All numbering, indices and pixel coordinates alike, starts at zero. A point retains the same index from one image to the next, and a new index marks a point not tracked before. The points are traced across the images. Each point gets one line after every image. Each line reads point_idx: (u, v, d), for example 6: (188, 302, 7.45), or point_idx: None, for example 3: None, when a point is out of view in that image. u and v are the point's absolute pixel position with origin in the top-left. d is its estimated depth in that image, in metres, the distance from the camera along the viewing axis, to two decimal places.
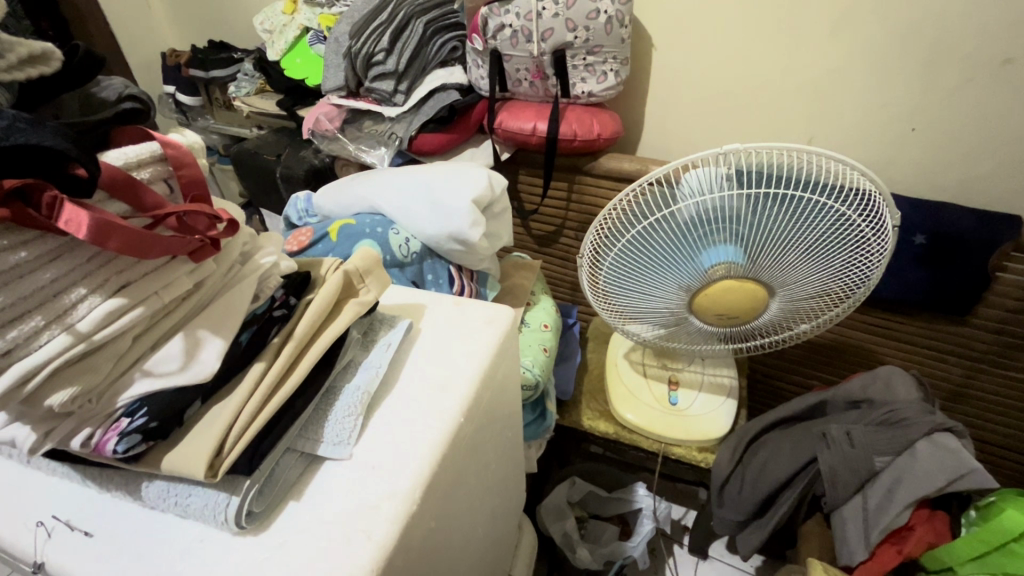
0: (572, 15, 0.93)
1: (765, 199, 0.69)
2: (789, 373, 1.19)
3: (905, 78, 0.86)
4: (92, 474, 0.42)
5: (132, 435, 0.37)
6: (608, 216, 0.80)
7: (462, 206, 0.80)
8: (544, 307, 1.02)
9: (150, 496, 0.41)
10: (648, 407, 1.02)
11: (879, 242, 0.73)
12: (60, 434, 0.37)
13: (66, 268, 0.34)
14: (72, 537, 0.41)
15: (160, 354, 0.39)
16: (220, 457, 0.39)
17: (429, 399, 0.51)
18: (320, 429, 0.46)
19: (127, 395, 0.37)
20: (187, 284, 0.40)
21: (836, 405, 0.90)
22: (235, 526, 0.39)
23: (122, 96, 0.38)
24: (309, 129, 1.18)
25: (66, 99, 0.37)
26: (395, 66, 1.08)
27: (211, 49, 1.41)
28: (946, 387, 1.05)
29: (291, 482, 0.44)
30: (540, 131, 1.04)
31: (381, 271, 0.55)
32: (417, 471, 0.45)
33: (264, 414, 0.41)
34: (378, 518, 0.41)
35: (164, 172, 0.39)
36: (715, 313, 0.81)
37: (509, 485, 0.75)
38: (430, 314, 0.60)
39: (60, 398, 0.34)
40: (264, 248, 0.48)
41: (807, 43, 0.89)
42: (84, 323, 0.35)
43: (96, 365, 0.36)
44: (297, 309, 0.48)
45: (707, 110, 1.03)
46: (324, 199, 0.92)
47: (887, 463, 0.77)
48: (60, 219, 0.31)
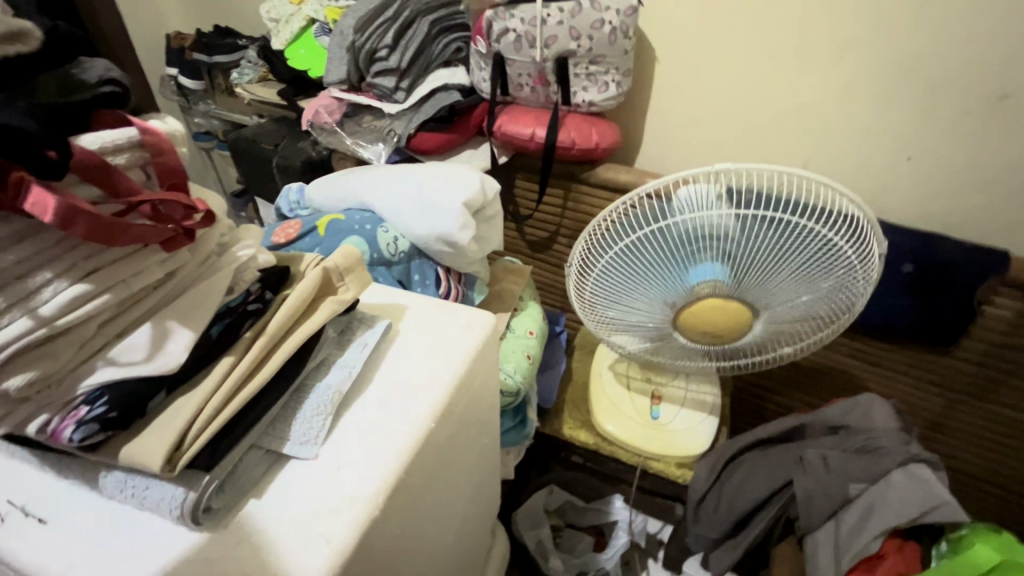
0: (577, 23, 0.93)
1: (753, 219, 0.69)
2: (772, 394, 1.19)
3: (901, 107, 0.87)
4: (52, 459, 0.42)
5: (90, 424, 0.36)
6: (597, 227, 0.80)
7: (454, 209, 0.80)
8: (531, 313, 1.02)
9: (108, 486, 0.40)
10: (628, 420, 1.02)
11: (866, 269, 0.72)
12: (15, 420, 0.36)
13: (30, 251, 0.34)
14: (26, 523, 0.40)
15: (126, 342, 0.38)
16: (180, 450, 0.38)
17: (401, 403, 0.50)
18: (288, 427, 0.45)
19: (88, 382, 0.37)
20: (159, 273, 0.40)
21: (814, 429, 0.89)
22: (190, 520, 0.38)
23: (103, 79, 0.37)
24: (308, 121, 1.17)
25: (43, 80, 0.35)
26: (398, 63, 1.08)
27: (216, 35, 1.41)
28: (927, 417, 1.05)
29: (254, 479, 0.43)
30: (538, 137, 1.04)
31: (362, 271, 0.54)
32: (383, 475, 0.44)
33: (230, 409, 0.40)
34: (339, 522, 0.41)
35: (142, 159, 0.38)
36: (699, 330, 0.80)
37: (483, 491, 0.74)
38: (411, 315, 0.60)
39: (16, 382, 0.34)
40: (243, 240, 0.48)
41: (807, 66, 0.90)
42: (47, 308, 0.34)
43: (58, 350, 0.35)
44: (272, 304, 0.47)
45: (705, 127, 1.03)
46: (316, 191, 0.92)
47: (862, 491, 0.77)
48: (27, 202, 0.31)
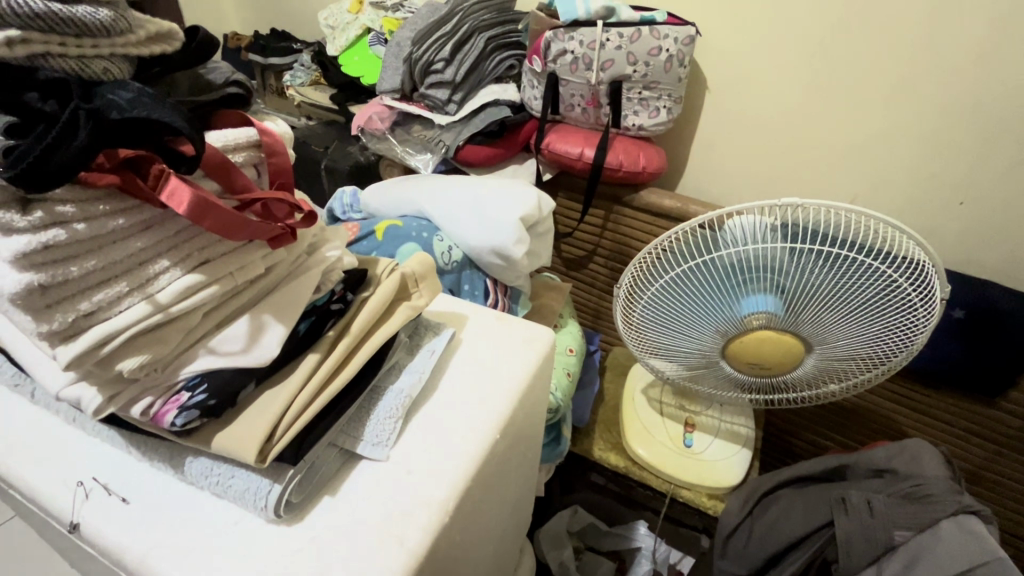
0: (635, 49, 0.94)
1: (811, 254, 0.69)
2: (803, 431, 1.17)
3: (961, 152, 0.86)
4: (137, 442, 0.43)
5: (191, 410, 0.37)
6: (650, 252, 0.81)
7: (509, 223, 0.81)
8: (570, 331, 1.02)
9: (192, 472, 0.41)
10: (661, 445, 1.01)
11: (926, 311, 0.71)
12: (122, 400, 0.37)
13: (154, 239, 0.35)
14: (110, 501, 0.41)
15: (225, 333, 0.40)
16: (270, 442, 0.39)
17: (467, 412, 0.51)
18: (361, 427, 0.46)
19: (190, 369, 0.38)
20: (260, 268, 0.41)
21: (858, 471, 0.88)
22: (273, 513, 0.39)
23: (229, 80, 0.39)
24: (359, 126, 1.19)
25: (178, 78, 0.37)
26: (453, 76, 1.10)
27: (273, 38, 1.46)
28: (967, 467, 1.02)
29: (328, 476, 0.44)
30: (587, 157, 1.05)
31: (434, 278, 0.55)
32: (452, 483, 0.45)
33: (315, 405, 0.41)
34: (412, 525, 0.41)
35: (256, 158, 0.40)
36: (748, 361, 0.80)
37: (521, 506, 0.74)
38: (472, 325, 0.61)
39: (130, 364, 0.35)
40: (330, 242, 0.49)
41: (865, 106, 0.90)
42: (164, 294, 0.36)
43: (167, 336, 0.37)
44: (353, 305, 0.49)
45: (754, 158, 1.03)
46: (371, 196, 0.94)
47: (906, 539, 0.75)
48: (163, 192, 0.32)
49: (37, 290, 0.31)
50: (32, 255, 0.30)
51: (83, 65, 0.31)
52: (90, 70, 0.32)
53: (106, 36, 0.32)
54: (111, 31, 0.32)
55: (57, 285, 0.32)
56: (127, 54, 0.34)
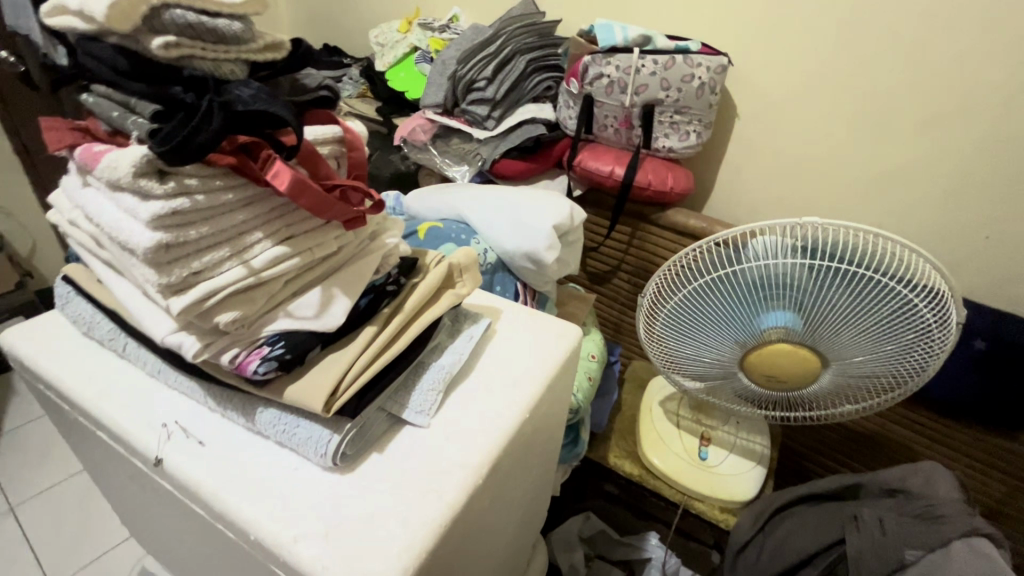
0: (668, 76, 1.00)
1: (829, 272, 0.73)
2: (818, 456, 1.18)
3: (983, 186, 0.89)
4: (215, 393, 0.49)
5: (271, 361, 0.43)
6: (674, 265, 0.86)
7: (542, 230, 0.86)
8: (593, 338, 1.06)
9: (261, 420, 0.47)
10: (676, 456, 1.04)
11: (942, 333, 0.74)
12: (215, 348, 0.43)
13: (253, 213, 0.42)
14: (188, 442, 0.47)
15: (301, 300, 0.46)
16: (334, 396, 0.45)
17: (501, 392, 0.55)
18: (407, 396, 0.51)
19: (271, 327, 0.44)
20: (332, 247, 0.47)
21: (871, 489, 0.89)
22: (330, 461, 0.44)
23: (320, 84, 0.45)
24: (403, 137, 1.27)
25: (281, 81, 0.44)
26: (493, 94, 1.17)
27: (325, 53, 1.57)
28: (985, 502, 1.01)
29: (377, 436, 0.49)
30: (616, 176, 1.10)
31: (475, 270, 0.61)
32: (486, 451, 0.49)
33: (372, 370, 0.47)
34: (450, 484, 0.46)
35: (339, 152, 0.46)
36: (765, 374, 0.83)
37: (539, 499, 0.78)
38: (505, 318, 0.66)
39: (227, 317, 0.41)
40: (389, 231, 0.55)
41: (890, 138, 0.94)
42: (258, 261, 0.42)
43: (255, 296, 0.43)
44: (404, 289, 0.54)
45: (779, 183, 1.07)
46: (414, 200, 1.00)
47: (919, 558, 0.76)
48: (269, 172, 0.39)
49: (163, 247, 0.38)
50: (163, 218, 0.37)
51: (217, 67, 0.38)
52: (221, 72, 0.38)
53: (235, 44, 0.39)
54: (240, 40, 0.39)
55: (177, 244, 0.38)
56: (249, 59, 0.40)
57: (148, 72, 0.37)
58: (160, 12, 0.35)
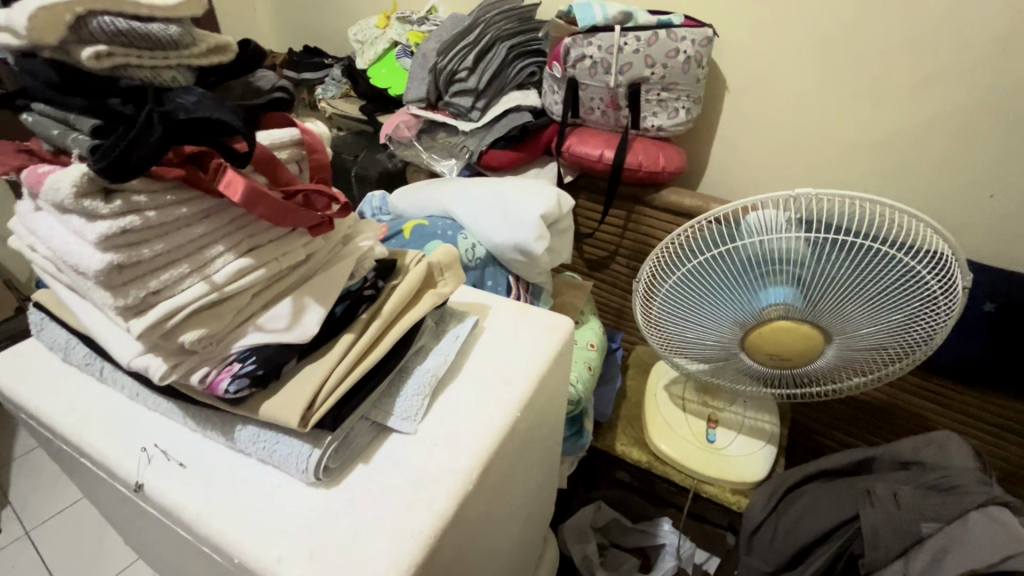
0: (652, 52, 0.97)
1: (830, 245, 0.70)
2: (830, 430, 1.16)
3: (985, 143, 0.86)
4: (193, 413, 0.48)
5: (243, 378, 0.41)
6: (668, 246, 0.83)
7: (531, 220, 0.84)
8: (592, 327, 1.04)
9: (241, 439, 0.45)
10: (684, 440, 1.02)
11: (948, 301, 0.71)
12: (183, 368, 0.41)
13: (212, 226, 0.40)
14: (169, 465, 0.46)
15: (271, 313, 0.44)
16: (311, 410, 0.43)
17: (490, 392, 0.54)
18: (392, 403, 0.50)
19: (241, 343, 0.43)
20: (301, 255, 0.45)
21: (884, 463, 0.88)
22: (313, 475, 0.43)
23: (275, 87, 0.44)
24: (388, 134, 1.24)
25: (232, 85, 0.42)
26: (476, 84, 1.15)
27: (306, 55, 1.54)
28: (1004, 467, 0.99)
29: (362, 446, 0.48)
30: (606, 159, 1.08)
31: (458, 268, 0.59)
32: (476, 454, 0.48)
33: (351, 379, 0.45)
34: (439, 491, 0.44)
35: (299, 154, 0.44)
36: (767, 353, 0.81)
37: (544, 495, 0.76)
38: (494, 314, 0.64)
39: (191, 336, 0.39)
40: (363, 234, 0.53)
41: (886, 100, 0.90)
42: (220, 275, 0.40)
43: (222, 312, 0.41)
44: (384, 292, 0.53)
45: (774, 155, 1.04)
46: (399, 199, 0.98)
47: (935, 531, 0.73)
48: (221, 182, 0.37)
49: (116, 268, 0.36)
50: (112, 238, 0.35)
51: (155, 75, 0.36)
52: (160, 79, 0.36)
53: (174, 49, 0.37)
54: (179, 44, 0.37)
55: (131, 264, 0.37)
56: (191, 64, 0.38)
57: (83, 85, 0.35)
58: (86, 20, 0.33)
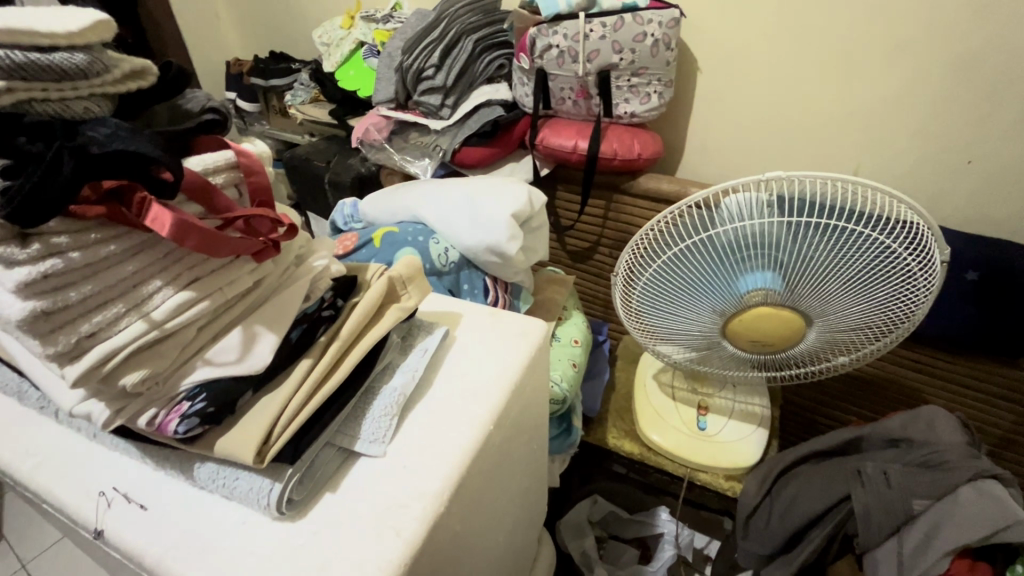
0: (619, 37, 0.95)
1: (807, 227, 0.68)
2: (822, 407, 1.16)
3: (959, 110, 0.84)
4: (151, 452, 0.46)
5: (192, 418, 0.40)
6: (644, 236, 0.81)
7: (502, 219, 0.82)
8: (575, 322, 1.03)
9: (201, 476, 0.44)
10: (674, 430, 1.00)
11: (927, 277, 0.71)
12: (129, 412, 0.40)
13: (145, 262, 0.38)
14: (129, 508, 0.45)
15: (219, 345, 0.43)
16: (269, 443, 0.42)
17: (461, 405, 0.52)
18: (358, 426, 0.48)
19: (190, 380, 0.41)
20: (248, 282, 0.44)
21: (873, 441, 0.87)
22: (275, 510, 0.42)
23: (205, 107, 0.42)
24: (358, 138, 1.21)
25: (158, 110, 0.40)
26: (444, 82, 1.11)
27: (271, 60, 1.49)
28: (996, 433, 0.99)
29: (328, 474, 0.46)
30: (580, 149, 1.06)
31: (423, 279, 0.57)
32: (448, 473, 0.46)
33: (310, 406, 0.44)
34: (408, 516, 0.43)
35: (236, 178, 0.43)
36: (749, 339, 0.79)
37: (532, 497, 0.75)
38: (465, 322, 0.62)
39: (132, 379, 0.38)
40: (318, 252, 0.52)
41: (858, 72, 0.88)
42: (158, 312, 0.39)
43: (165, 350, 0.40)
44: (344, 311, 0.51)
45: (749, 135, 1.02)
46: (370, 206, 0.96)
47: (926, 508, 0.74)
48: (148, 218, 0.35)
49: (41, 316, 0.34)
50: (33, 284, 0.33)
51: (65, 107, 0.35)
52: (71, 112, 0.35)
53: (83, 78, 0.35)
54: (88, 74, 0.35)
55: (58, 310, 0.35)
56: (107, 93, 0.37)
57: None
58: None
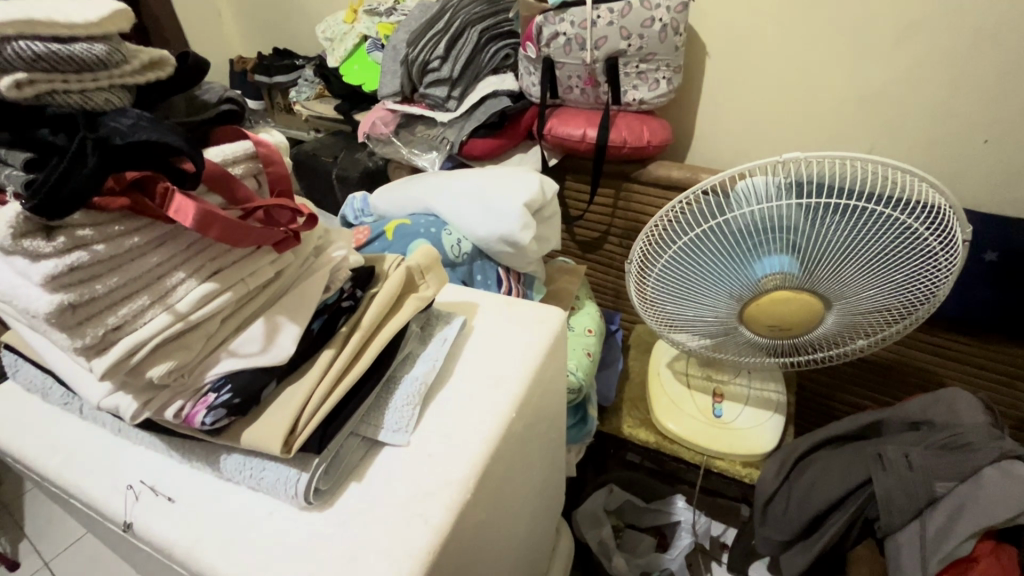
0: (627, 23, 0.93)
1: (825, 209, 0.67)
2: (838, 392, 1.15)
3: (977, 87, 0.82)
4: (176, 445, 0.46)
5: (219, 409, 0.40)
6: (658, 223, 0.80)
7: (514, 209, 0.82)
8: (588, 311, 1.02)
9: (227, 468, 0.44)
10: (690, 418, 0.99)
11: (948, 256, 0.70)
12: (156, 404, 0.40)
13: (168, 254, 0.38)
14: (157, 501, 0.45)
15: (243, 337, 0.43)
16: (294, 434, 0.42)
17: (483, 394, 0.52)
18: (381, 416, 0.48)
19: (214, 371, 0.41)
20: (269, 273, 0.43)
21: (892, 425, 0.86)
22: (303, 500, 0.42)
23: (222, 98, 0.42)
24: (365, 132, 1.21)
25: (176, 102, 0.40)
26: (450, 73, 1.11)
27: (275, 57, 1.49)
28: (1016, 415, 0.97)
29: (354, 464, 0.46)
30: (589, 138, 1.05)
31: (440, 269, 0.57)
32: (471, 461, 0.46)
33: (334, 396, 0.44)
34: (435, 504, 0.43)
35: (255, 168, 0.42)
36: (767, 324, 0.79)
37: (552, 487, 0.75)
38: (482, 311, 0.62)
39: (159, 371, 0.38)
40: (335, 243, 0.51)
41: (872, 51, 0.87)
42: (182, 304, 0.38)
43: (190, 342, 0.40)
44: (363, 302, 0.51)
45: (761, 119, 1.01)
46: (380, 199, 0.96)
47: (949, 490, 0.73)
48: (170, 208, 0.35)
49: (68, 308, 0.34)
50: (60, 277, 0.33)
51: (86, 99, 0.34)
52: (93, 103, 0.34)
53: (104, 69, 0.34)
54: (108, 64, 0.34)
55: (85, 303, 0.35)
56: (126, 84, 0.36)
57: (8, 116, 0.33)
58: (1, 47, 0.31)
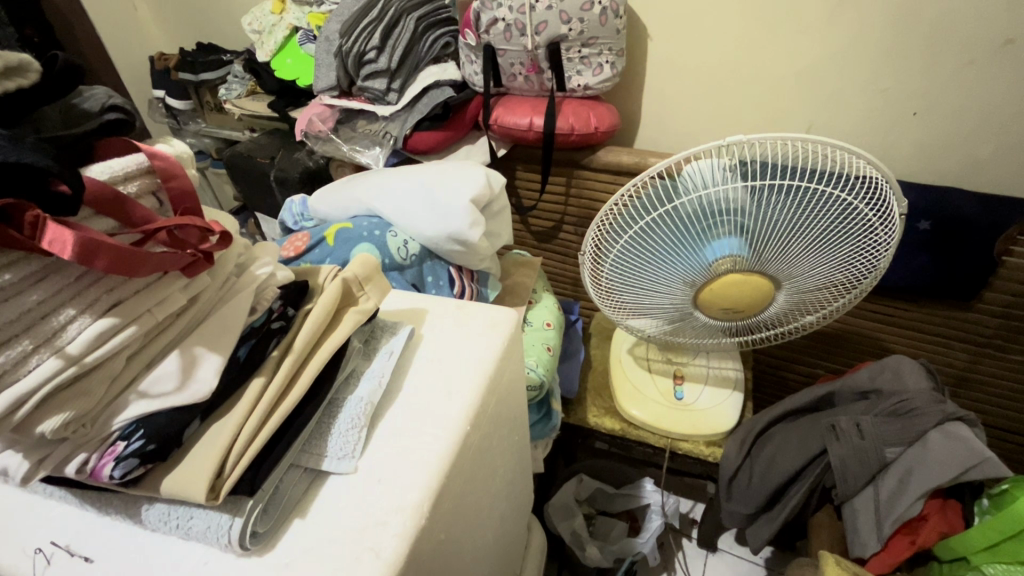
0: (566, 7, 0.90)
1: (771, 190, 0.67)
2: (792, 363, 1.18)
3: (905, 61, 0.84)
4: (92, 497, 0.42)
5: (129, 459, 0.36)
6: (609, 211, 0.78)
7: (461, 206, 0.78)
8: (546, 304, 1.01)
9: (149, 519, 0.40)
10: (653, 402, 0.98)
11: (886, 229, 0.71)
12: (55, 460, 0.36)
13: (52, 289, 0.33)
14: (72, 562, 0.40)
15: (156, 373, 0.38)
16: (221, 478, 0.38)
17: (435, 408, 0.49)
18: (324, 443, 0.45)
19: (122, 417, 0.37)
20: (182, 300, 0.39)
21: (844, 395, 0.89)
22: (239, 547, 0.38)
23: (106, 106, 0.37)
24: (303, 130, 1.14)
25: (47, 111, 0.35)
26: (387, 64, 1.04)
27: (199, 52, 1.37)
28: (953, 372, 1.03)
29: (296, 499, 0.43)
30: (536, 126, 1.01)
31: (381, 278, 0.54)
32: (425, 483, 0.43)
33: (267, 429, 0.40)
34: (386, 534, 0.40)
35: (153, 184, 0.38)
36: (721, 306, 0.79)
37: (519, 488, 0.74)
38: (431, 318, 0.59)
39: (52, 424, 0.33)
40: (260, 259, 0.47)
41: (807, 28, 0.87)
42: (74, 346, 0.34)
43: (89, 388, 0.35)
44: (296, 320, 0.47)
45: (704, 101, 1.01)
46: (320, 201, 0.91)
47: (899, 454, 0.76)
48: (44, 239, 0.30)
49: None
50: None
51: None
52: None
53: None
54: None
55: None
56: None
57: None
58: None
